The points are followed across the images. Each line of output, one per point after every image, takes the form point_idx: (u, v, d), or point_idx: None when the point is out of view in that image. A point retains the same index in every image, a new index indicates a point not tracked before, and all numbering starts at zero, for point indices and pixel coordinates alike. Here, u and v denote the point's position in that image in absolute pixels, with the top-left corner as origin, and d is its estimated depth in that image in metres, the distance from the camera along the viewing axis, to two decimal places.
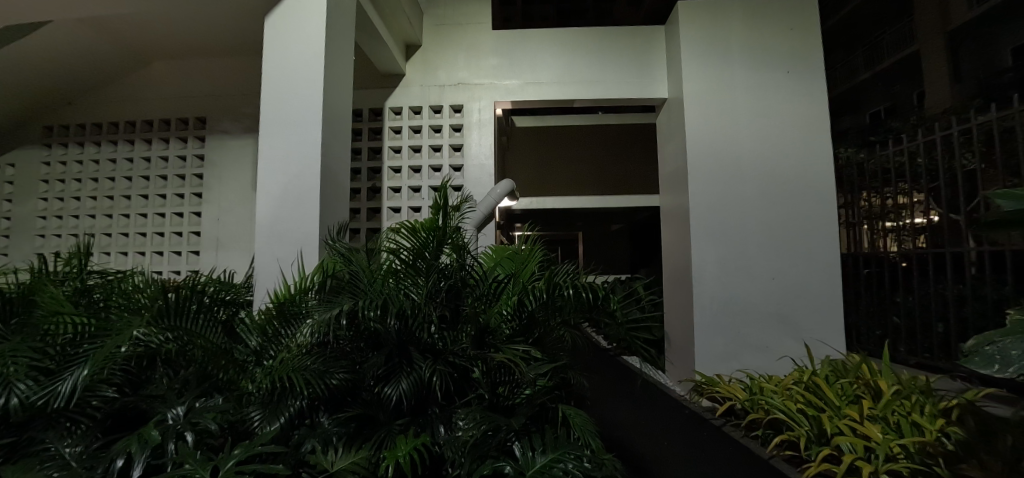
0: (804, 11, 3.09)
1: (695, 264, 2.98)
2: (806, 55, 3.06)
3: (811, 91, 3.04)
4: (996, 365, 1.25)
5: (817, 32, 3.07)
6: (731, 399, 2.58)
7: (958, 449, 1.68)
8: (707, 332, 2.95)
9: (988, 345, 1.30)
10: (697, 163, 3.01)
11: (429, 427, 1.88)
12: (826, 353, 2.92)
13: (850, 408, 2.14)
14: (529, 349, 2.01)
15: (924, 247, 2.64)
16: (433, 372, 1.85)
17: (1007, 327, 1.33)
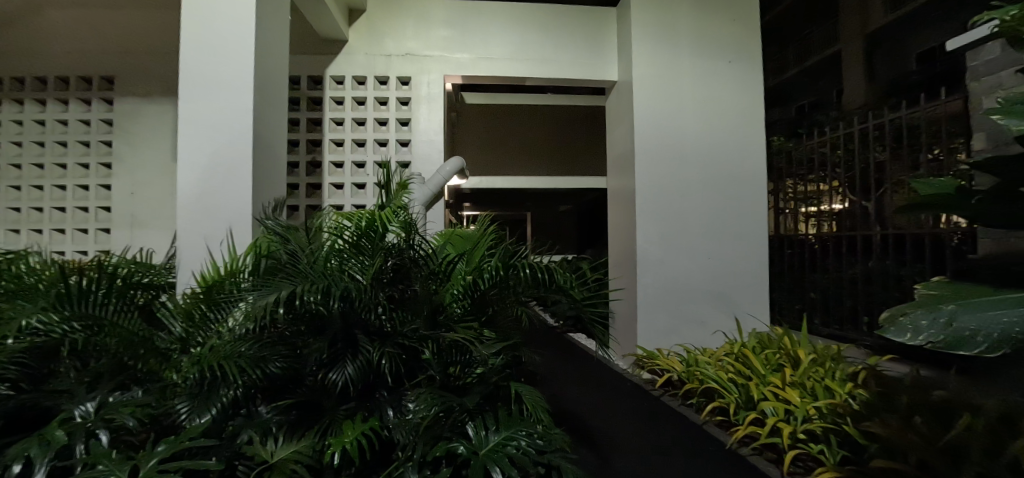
0: (745, 5, 3.25)
1: (638, 244, 3.10)
2: (745, 47, 3.24)
3: (748, 82, 3.22)
4: (907, 332, 1.14)
5: (756, 27, 3.25)
6: (670, 371, 2.77)
7: (860, 406, 1.91)
8: (649, 308, 3.10)
9: (900, 314, 1.18)
10: (642, 146, 3.10)
11: (377, 411, 1.83)
12: (753, 325, 3.18)
13: (773, 376, 2.36)
14: (482, 328, 1.98)
15: (840, 231, 2.93)
16: (383, 354, 1.79)
17: (920, 295, 1.21)
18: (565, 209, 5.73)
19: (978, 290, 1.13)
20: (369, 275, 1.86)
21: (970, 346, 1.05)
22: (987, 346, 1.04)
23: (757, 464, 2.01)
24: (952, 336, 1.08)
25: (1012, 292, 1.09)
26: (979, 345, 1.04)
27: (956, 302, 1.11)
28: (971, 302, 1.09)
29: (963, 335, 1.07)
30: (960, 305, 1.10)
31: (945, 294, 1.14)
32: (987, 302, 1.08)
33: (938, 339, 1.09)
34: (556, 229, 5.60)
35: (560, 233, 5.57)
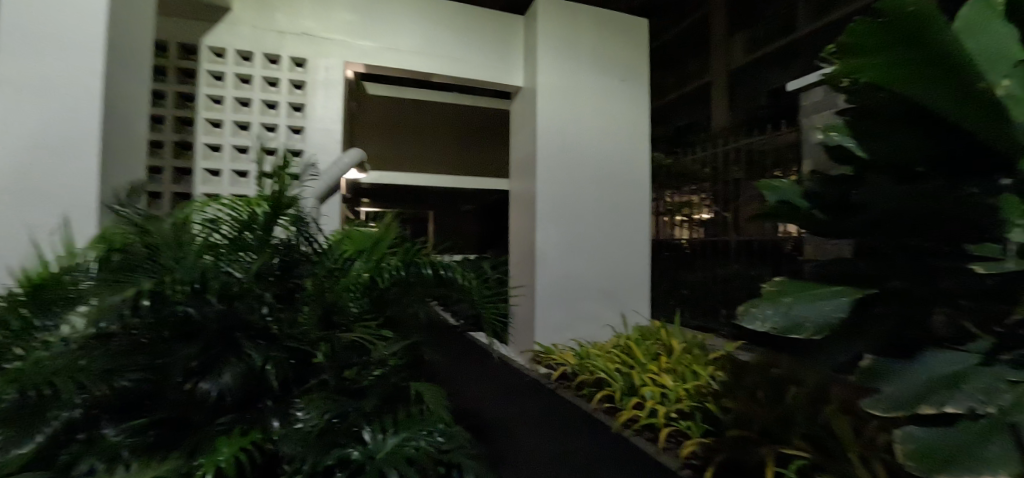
0: (636, 30, 3.58)
1: (539, 245, 3.24)
2: (635, 68, 3.57)
3: (637, 100, 3.56)
4: (757, 320, 1.08)
5: (644, 51, 3.61)
6: (565, 365, 2.95)
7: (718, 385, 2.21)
8: (547, 306, 3.26)
9: (754, 304, 1.13)
10: (542, 152, 3.25)
11: (260, 422, 1.65)
12: (636, 320, 3.52)
13: (652, 364, 2.65)
14: (380, 328, 1.90)
15: (707, 236, 3.43)
16: (267, 359, 1.62)
17: (774, 287, 1.16)
18: (467, 209, 5.76)
19: (810, 284, 1.12)
20: (251, 272, 1.66)
21: (801, 331, 1.01)
22: (816, 331, 1.00)
23: (639, 444, 2.22)
24: (786, 321, 1.04)
25: (838, 285, 1.09)
26: (808, 331, 1.01)
27: (790, 293, 1.09)
28: (804, 294, 1.07)
29: (795, 322, 1.03)
30: (796, 298, 1.07)
31: (781, 286, 1.13)
32: (818, 293, 1.07)
33: (774, 325, 1.05)
34: (457, 229, 5.61)
35: (460, 233, 5.60)
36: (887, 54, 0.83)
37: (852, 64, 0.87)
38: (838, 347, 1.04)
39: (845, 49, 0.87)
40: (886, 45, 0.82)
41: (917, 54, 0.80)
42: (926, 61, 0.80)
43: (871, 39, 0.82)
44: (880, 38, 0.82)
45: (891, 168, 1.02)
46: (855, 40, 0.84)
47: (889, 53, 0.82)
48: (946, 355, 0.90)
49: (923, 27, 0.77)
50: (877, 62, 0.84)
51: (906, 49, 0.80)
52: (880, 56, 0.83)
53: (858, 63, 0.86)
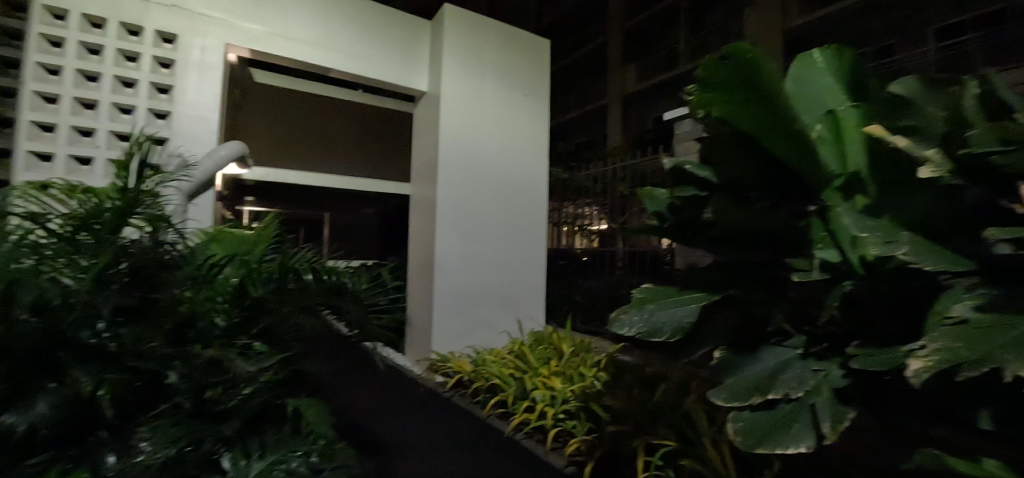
0: (539, 48, 3.75)
1: (437, 252, 3.21)
2: (537, 84, 3.72)
3: (537, 115, 3.72)
4: (628, 326, 1.25)
5: (545, 69, 3.79)
6: (460, 373, 2.95)
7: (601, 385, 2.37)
8: (444, 314, 3.24)
9: (627, 311, 1.30)
10: (444, 159, 3.24)
11: (87, 459, 1.39)
12: (531, 326, 3.65)
13: (543, 368, 2.77)
14: (251, 342, 1.74)
15: (599, 246, 3.68)
16: (100, 384, 1.38)
17: (644, 295, 1.34)
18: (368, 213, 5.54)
19: (675, 291, 1.30)
20: (85, 282, 1.41)
21: (662, 335, 1.19)
22: (672, 334, 1.19)
23: (528, 447, 2.27)
24: (650, 327, 1.21)
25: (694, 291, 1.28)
26: (667, 335, 1.19)
27: (657, 300, 1.27)
28: (666, 301, 1.26)
29: (658, 327, 1.21)
30: (659, 304, 1.26)
31: (651, 293, 1.31)
32: (678, 301, 1.25)
33: (641, 330, 1.22)
34: (355, 233, 5.38)
35: (359, 238, 5.37)
36: (729, 91, 1.02)
37: (704, 96, 1.06)
38: (693, 347, 1.22)
39: (698, 83, 1.05)
40: (728, 82, 1.01)
41: (747, 94, 1.00)
42: (753, 101, 1.01)
43: (718, 77, 1.01)
44: (723, 77, 1.01)
45: (729, 192, 1.21)
46: (705, 77, 1.03)
47: (729, 90, 1.02)
48: (773, 347, 1.11)
49: (752, 71, 0.98)
50: (720, 97, 1.04)
51: (740, 90, 1.00)
52: (723, 92, 1.03)
53: (707, 97, 1.05)
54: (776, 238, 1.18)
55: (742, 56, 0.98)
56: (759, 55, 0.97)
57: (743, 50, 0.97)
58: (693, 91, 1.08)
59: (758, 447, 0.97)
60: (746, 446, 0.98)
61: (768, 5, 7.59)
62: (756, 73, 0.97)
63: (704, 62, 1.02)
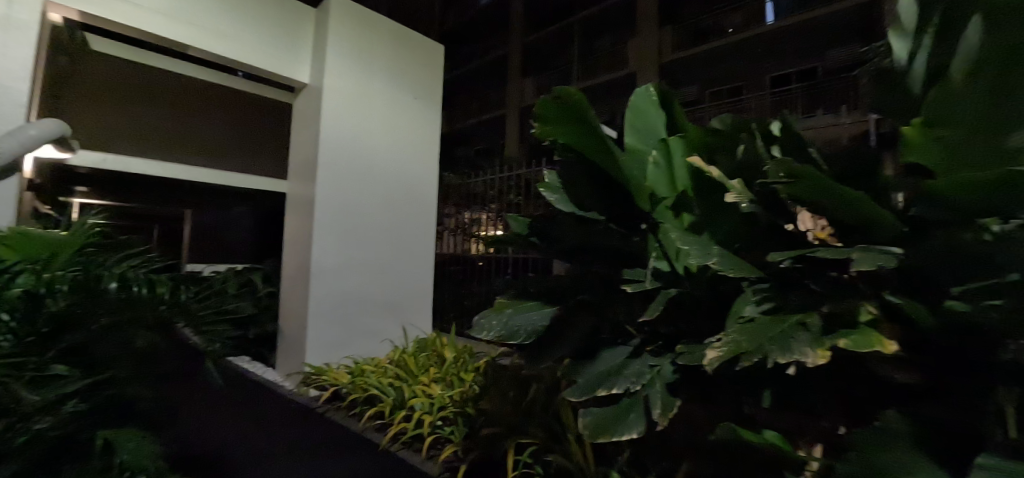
0: (433, 55, 3.76)
1: (316, 256, 3.01)
2: (430, 90, 3.72)
3: (429, 120, 3.71)
4: (483, 330, 1.41)
5: (439, 76, 3.80)
6: (337, 385, 2.79)
7: (479, 390, 2.43)
8: (321, 323, 3.04)
9: (482, 318, 1.47)
10: (325, 156, 3.06)
11: None
12: (416, 333, 3.61)
13: (424, 375, 2.76)
14: (51, 366, 1.52)
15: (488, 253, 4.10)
16: None
17: (498, 302, 1.54)
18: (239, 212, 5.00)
19: (529, 300, 1.52)
20: None
21: (516, 338, 1.38)
22: (525, 337, 1.38)
23: (404, 457, 2.22)
24: (507, 331, 1.40)
25: (543, 298, 1.51)
26: (521, 338, 1.38)
27: (514, 307, 1.48)
28: (519, 307, 1.48)
29: (514, 330, 1.40)
30: (514, 308, 1.48)
31: (509, 302, 1.51)
32: (531, 308, 1.47)
33: (499, 334, 1.40)
34: (220, 236, 4.86)
35: (225, 242, 4.86)
36: (567, 127, 1.28)
37: (545, 126, 1.30)
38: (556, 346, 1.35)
39: (540, 117, 1.29)
40: (561, 117, 1.24)
41: (576, 127, 1.24)
42: (582, 134, 1.25)
43: (553, 117, 1.26)
44: (555, 116, 1.26)
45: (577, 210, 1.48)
46: (543, 111, 1.26)
47: (563, 124, 1.26)
48: (618, 347, 1.37)
49: (577, 110, 1.20)
50: (557, 128, 1.28)
51: (571, 123, 1.24)
52: (560, 124, 1.26)
53: (548, 127, 1.29)
54: (613, 247, 1.48)
55: (569, 98, 1.21)
56: (582, 96, 1.19)
57: (570, 92, 1.19)
58: (538, 122, 1.32)
59: (599, 435, 1.18)
60: (590, 435, 1.19)
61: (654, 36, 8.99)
62: (580, 112, 1.20)
63: (540, 101, 1.25)
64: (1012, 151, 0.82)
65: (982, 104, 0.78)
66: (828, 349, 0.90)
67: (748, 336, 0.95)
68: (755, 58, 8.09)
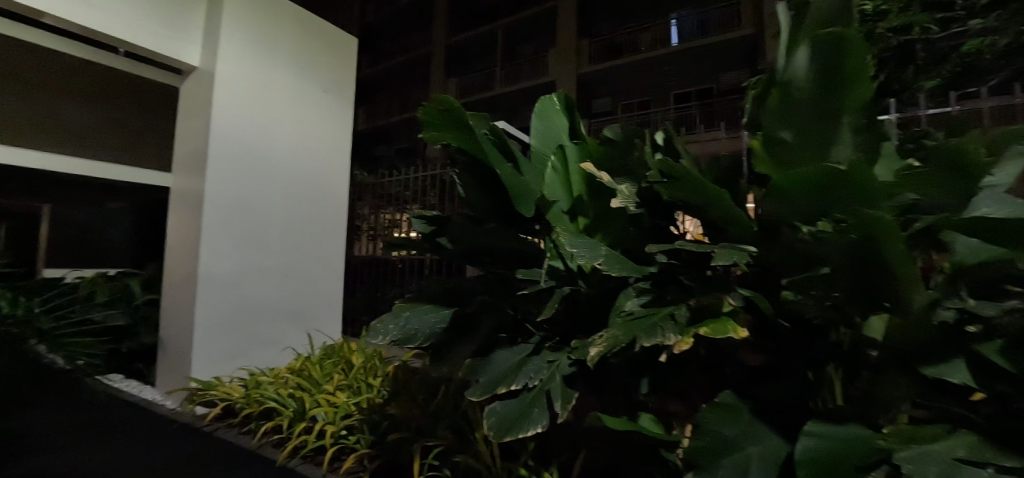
0: (345, 49, 3.63)
1: (206, 257, 2.73)
2: (341, 85, 3.60)
3: (339, 116, 3.59)
4: (380, 334, 1.48)
5: (351, 71, 3.69)
6: (228, 399, 2.56)
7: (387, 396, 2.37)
8: (211, 332, 2.77)
9: (380, 321, 1.53)
10: (218, 148, 2.80)
11: None
12: (322, 340, 3.46)
13: (328, 384, 2.64)
14: None
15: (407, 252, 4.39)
16: None
17: (397, 305, 1.60)
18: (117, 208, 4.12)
19: (424, 303, 1.61)
20: None
21: (415, 340, 1.46)
22: (424, 339, 1.47)
23: (303, 471, 2.09)
24: (404, 334, 1.47)
25: (443, 301, 1.60)
26: (419, 339, 1.47)
27: (410, 310, 1.55)
28: (417, 310, 1.56)
29: (411, 334, 1.47)
30: (412, 311, 1.55)
31: (405, 305, 1.58)
32: (428, 311, 1.56)
33: (396, 337, 1.46)
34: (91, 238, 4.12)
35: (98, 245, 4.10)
36: (450, 130, 1.39)
37: (429, 134, 1.43)
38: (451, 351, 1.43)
39: (423, 126, 1.42)
40: (440, 124, 1.38)
41: (457, 132, 1.38)
42: (463, 138, 1.39)
43: (436, 119, 1.37)
44: (438, 119, 1.37)
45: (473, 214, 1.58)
46: (424, 119, 1.39)
47: (443, 129, 1.39)
48: (518, 347, 1.44)
49: (454, 116, 1.35)
50: (439, 134, 1.41)
51: (449, 129, 1.38)
52: (441, 131, 1.40)
53: (432, 134, 1.42)
54: (508, 252, 1.61)
55: (446, 106, 1.35)
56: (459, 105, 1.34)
57: (447, 102, 1.34)
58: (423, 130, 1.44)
59: (504, 433, 1.20)
60: (495, 434, 1.21)
61: (569, 48, 9.26)
62: (457, 118, 1.34)
63: (421, 109, 1.37)
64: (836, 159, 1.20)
65: (821, 119, 1.15)
66: (688, 338, 1.06)
67: (624, 330, 1.08)
68: (660, 75, 8.83)
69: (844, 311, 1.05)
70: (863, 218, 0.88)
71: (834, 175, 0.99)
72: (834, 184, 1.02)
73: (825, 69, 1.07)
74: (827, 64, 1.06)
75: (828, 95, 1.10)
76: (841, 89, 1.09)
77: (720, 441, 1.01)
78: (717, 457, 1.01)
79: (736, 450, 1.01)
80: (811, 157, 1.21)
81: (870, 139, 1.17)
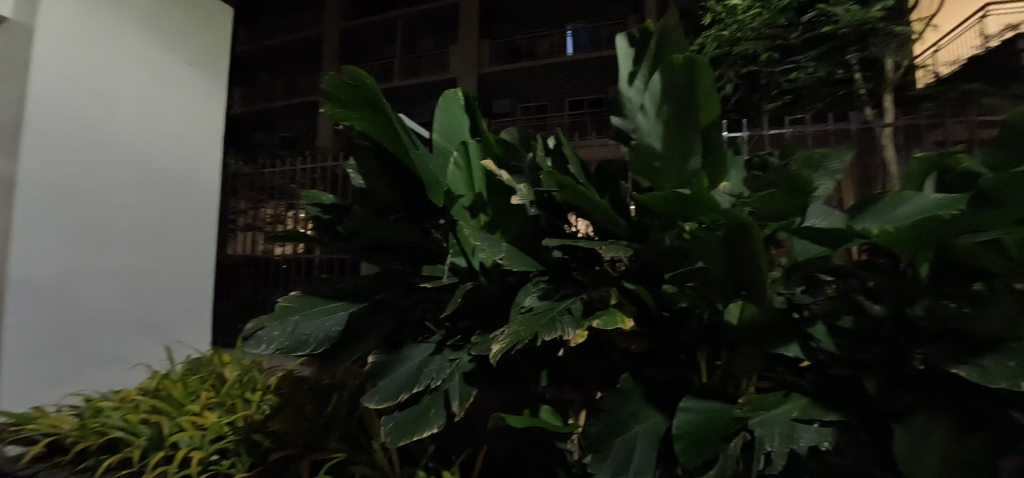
0: (215, 25, 3.29)
1: (19, 257, 2.25)
2: (208, 65, 3.25)
3: (207, 100, 3.24)
4: (263, 343, 1.37)
5: (222, 50, 3.35)
6: (56, 433, 2.14)
7: (269, 413, 2.22)
8: (30, 350, 2.29)
9: (261, 329, 1.41)
10: (39, 124, 2.33)
11: None
12: (186, 353, 3.07)
13: (193, 405, 2.37)
14: None
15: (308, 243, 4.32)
16: None
17: (280, 309, 1.48)
18: None
19: (317, 302, 1.52)
20: None
21: (305, 347, 1.39)
22: (315, 344, 1.40)
23: None
24: (293, 341, 1.39)
25: (335, 301, 1.53)
26: (310, 345, 1.40)
27: (300, 313, 1.46)
28: (307, 313, 1.47)
29: (301, 339, 1.40)
30: (301, 316, 1.46)
31: (295, 306, 1.48)
32: (321, 312, 1.48)
33: (283, 345, 1.38)
34: None
35: None
36: (359, 109, 1.32)
37: (334, 108, 1.34)
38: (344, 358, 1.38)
39: (327, 98, 1.33)
40: (347, 100, 1.30)
41: (365, 112, 1.32)
42: (370, 118, 1.33)
43: (344, 96, 1.29)
44: (345, 95, 1.29)
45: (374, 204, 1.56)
46: (330, 91, 1.30)
47: (350, 106, 1.32)
48: (418, 346, 1.42)
49: (366, 95, 1.28)
50: (344, 110, 1.33)
51: (357, 107, 1.30)
52: (348, 107, 1.32)
53: (337, 109, 1.34)
54: (407, 247, 1.59)
55: (358, 82, 1.28)
56: (373, 83, 1.28)
57: (360, 78, 1.26)
58: (326, 102, 1.35)
59: (402, 438, 1.18)
60: (393, 441, 1.18)
61: (470, 48, 9.41)
62: (369, 97, 1.28)
63: (328, 79, 1.28)
64: (691, 173, 1.36)
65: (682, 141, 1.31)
66: (582, 330, 1.16)
67: (524, 325, 1.11)
68: (555, 80, 9.52)
69: (708, 299, 1.23)
70: (732, 216, 1.05)
71: (685, 195, 1.14)
72: (690, 204, 1.19)
73: (676, 89, 1.26)
74: (677, 84, 1.25)
75: (686, 114, 1.27)
76: (695, 110, 1.27)
77: (612, 422, 1.11)
78: (609, 437, 1.09)
79: (625, 431, 1.11)
80: (671, 171, 1.37)
81: (711, 159, 1.39)
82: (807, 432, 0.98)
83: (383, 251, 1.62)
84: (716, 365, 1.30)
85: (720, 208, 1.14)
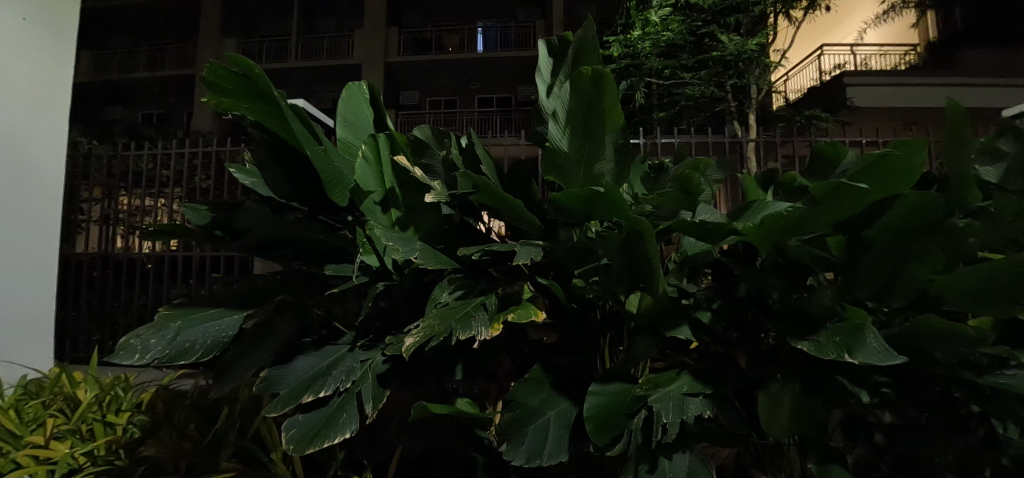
0: (65, 6, 3.10)
1: None
2: (54, 45, 3.03)
3: (52, 83, 3.00)
4: (135, 354, 1.26)
5: (72, 32, 3.15)
6: None
7: (140, 435, 1.97)
8: None
9: (133, 338, 1.30)
10: None
11: None
12: (21, 372, 2.79)
13: (35, 434, 2.03)
14: None
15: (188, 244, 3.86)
16: None
17: (160, 314, 1.36)
18: None
19: (203, 307, 1.40)
20: None
21: (188, 355, 1.29)
22: (200, 353, 1.30)
23: None
24: (175, 349, 1.29)
25: (227, 303, 1.41)
26: (194, 354, 1.30)
27: (183, 319, 1.34)
28: (193, 317, 1.36)
29: (184, 347, 1.30)
30: (185, 321, 1.34)
31: (177, 312, 1.35)
32: (207, 317, 1.37)
33: (161, 355, 1.28)
34: None
35: None
36: (244, 100, 1.22)
37: (218, 97, 1.23)
38: (241, 367, 1.29)
39: (209, 87, 1.22)
40: (232, 88, 1.20)
41: (255, 102, 1.21)
42: (260, 110, 1.23)
43: (228, 84, 1.19)
44: (233, 85, 1.19)
45: (272, 201, 1.46)
46: (212, 79, 1.19)
47: (237, 95, 1.21)
48: (325, 349, 1.34)
49: (253, 83, 1.17)
50: (231, 99, 1.23)
51: (244, 95, 1.20)
52: (235, 96, 1.21)
53: (222, 99, 1.23)
54: (310, 247, 1.50)
55: (244, 70, 1.17)
56: (261, 72, 1.17)
57: (247, 66, 1.15)
58: (210, 92, 1.24)
59: (306, 446, 1.11)
60: (295, 448, 1.11)
61: None
62: (258, 86, 1.18)
63: (208, 66, 1.17)
64: (596, 175, 1.45)
65: (590, 145, 1.40)
66: (498, 324, 1.17)
67: (438, 323, 1.11)
68: None
69: (610, 291, 1.34)
70: (632, 222, 1.14)
71: (596, 191, 1.22)
72: (598, 202, 1.27)
73: (581, 100, 1.34)
74: (583, 94, 1.33)
75: (594, 120, 1.36)
76: (601, 118, 1.35)
77: (526, 410, 1.16)
78: (522, 425, 1.15)
79: (537, 418, 1.17)
80: (579, 173, 1.46)
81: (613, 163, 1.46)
82: (695, 402, 1.13)
83: (283, 249, 1.51)
84: (618, 350, 1.42)
85: (623, 205, 1.25)
